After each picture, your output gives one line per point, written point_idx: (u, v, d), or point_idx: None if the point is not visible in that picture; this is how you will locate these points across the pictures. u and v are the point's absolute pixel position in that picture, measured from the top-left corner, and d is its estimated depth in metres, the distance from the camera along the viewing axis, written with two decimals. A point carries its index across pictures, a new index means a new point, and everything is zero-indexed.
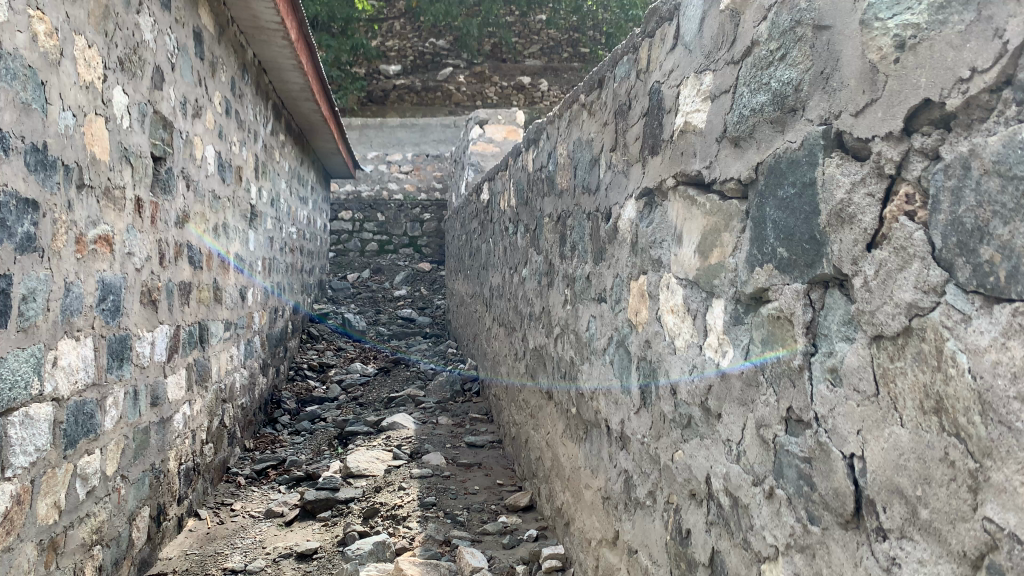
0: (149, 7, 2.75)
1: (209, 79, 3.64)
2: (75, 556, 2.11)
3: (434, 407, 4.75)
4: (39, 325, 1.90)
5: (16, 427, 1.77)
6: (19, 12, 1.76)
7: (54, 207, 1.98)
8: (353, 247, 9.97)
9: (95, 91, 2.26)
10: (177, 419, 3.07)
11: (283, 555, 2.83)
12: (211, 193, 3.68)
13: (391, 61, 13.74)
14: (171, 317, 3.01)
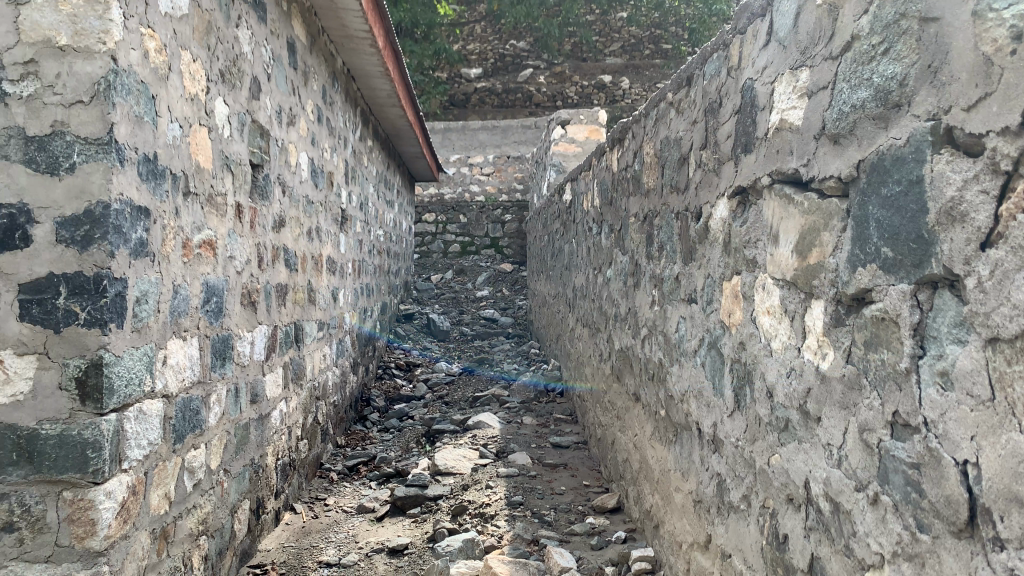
0: (247, 20, 2.86)
1: (303, 88, 3.77)
2: (183, 546, 2.22)
3: (519, 407, 4.78)
4: (151, 326, 2.01)
5: (131, 421, 1.88)
6: (132, 31, 1.87)
7: (163, 214, 2.09)
8: (436, 249, 10.18)
9: (199, 103, 2.37)
10: (275, 416, 3.19)
11: (375, 550, 2.90)
12: (305, 198, 3.81)
13: (472, 65, 13.93)
14: (269, 318, 3.13)
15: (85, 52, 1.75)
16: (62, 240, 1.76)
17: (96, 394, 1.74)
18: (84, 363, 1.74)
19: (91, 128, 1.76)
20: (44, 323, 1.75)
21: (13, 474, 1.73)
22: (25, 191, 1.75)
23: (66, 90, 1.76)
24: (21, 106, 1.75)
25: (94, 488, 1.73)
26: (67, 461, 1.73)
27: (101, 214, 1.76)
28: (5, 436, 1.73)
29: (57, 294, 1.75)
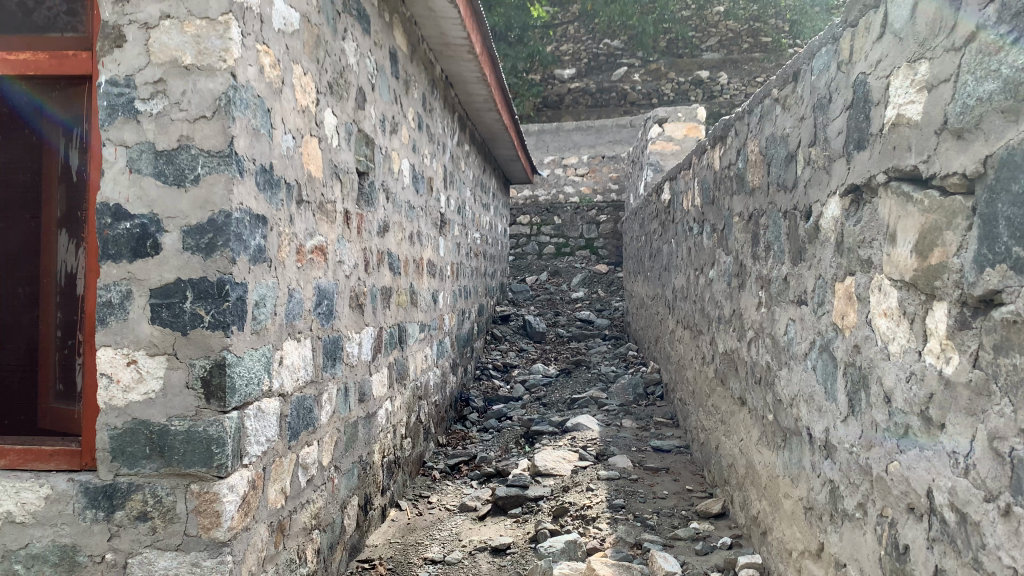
0: (353, 33, 2.97)
1: (404, 96, 3.87)
2: (298, 539, 2.32)
3: (618, 409, 4.75)
4: (269, 328, 2.11)
5: (251, 419, 1.98)
6: (249, 48, 1.97)
7: (279, 222, 2.19)
8: (531, 251, 10.29)
9: (310, 114, 2.48)
10: (381, 415, 3.29)
11: (478, 548, 2.95)
12: (407, 203, 3.91)
13: (566, 65, 13.95)
14: (375, 319, 3.23)
15: (207, 70, 1.86)
16: (189, 247, 1.87)
17: (219, 393, 1.84)
18: (209, 363, 1.85)
19: (214, 141, 1.86)
20: (173, 326, 1.86)
21: (146, 468, 1.85)
22: (155, 203, 1.87)
23: (190, 107, 1.87)
24: (151, 123, 1.87)
25: (218, 482, 1.83)
26: (194, 456, 1.83)
27: (223, 223, 1.86)
28: (139, 430, 1.85)
29: (184, 298, 1.86)
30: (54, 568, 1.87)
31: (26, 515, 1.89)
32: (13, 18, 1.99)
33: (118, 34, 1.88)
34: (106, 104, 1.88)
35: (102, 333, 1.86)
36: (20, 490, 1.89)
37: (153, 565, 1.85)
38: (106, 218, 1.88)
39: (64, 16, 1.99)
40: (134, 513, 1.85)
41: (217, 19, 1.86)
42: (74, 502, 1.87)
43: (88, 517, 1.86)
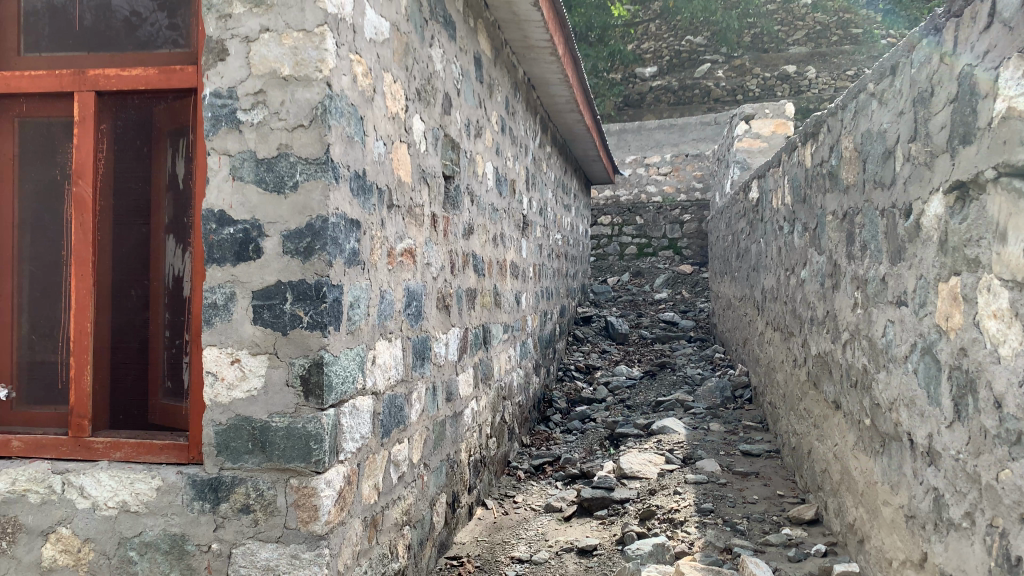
0: (439, 40, 3.02)
1: (488, 100, 3.92)
2: (390, 535, 2.37)
3: (705, 412, 4.68)
4: (362, 328, 2.18)
5: (347, 416, 2.05)
6: (343, 59, 2.04)
7: (371, 226, 2.26)
8: (612, 251, 10.27)
9: (400, 121, 2.54)
10: (467, 414, 3.34)
11: (565, 549, 2.96)
12: (491, 206, 3.96)
13: (647, 63, 13.82)
14: (461, 320, 3.28)
15: (304, 80, 1.93)
16: (288, 251, 1.95)
17: (317, 390, 1.92)
18: (307, 361, 1.92)
19: (311, 149, 1.94)
20: (274, 326, 1.94)
21: (249, 462, 1.94)
22: (256, 208, 1.96)
23: (289, 116, 1.94)
24: (252, 132, 1.96)
25: (316, 477, 1.90)
26: (294, 451, 1.91)
27: (321, 227, 1.93)
28: (242, 426, 1.94)
29: (285, 299, 1.94)
30: (165, 555, 1.97)
31: (140, 505, 1.98)
32: (120, 34, 2.13)
33: (221, 48, 1.97)
34: (211, 115, 1.97)
35: (208, 333, 1.96)
36: (134, 481, 1.99)
37: (256, 555, 1.93)
38: (211, 223, 1.97)
39: (165, 31, 2.11)
40: (238, 505, 1.93)
41: (313, 31, 1.93)
42: (183, 494, 1.96)
43: (196, 508, 1.96)
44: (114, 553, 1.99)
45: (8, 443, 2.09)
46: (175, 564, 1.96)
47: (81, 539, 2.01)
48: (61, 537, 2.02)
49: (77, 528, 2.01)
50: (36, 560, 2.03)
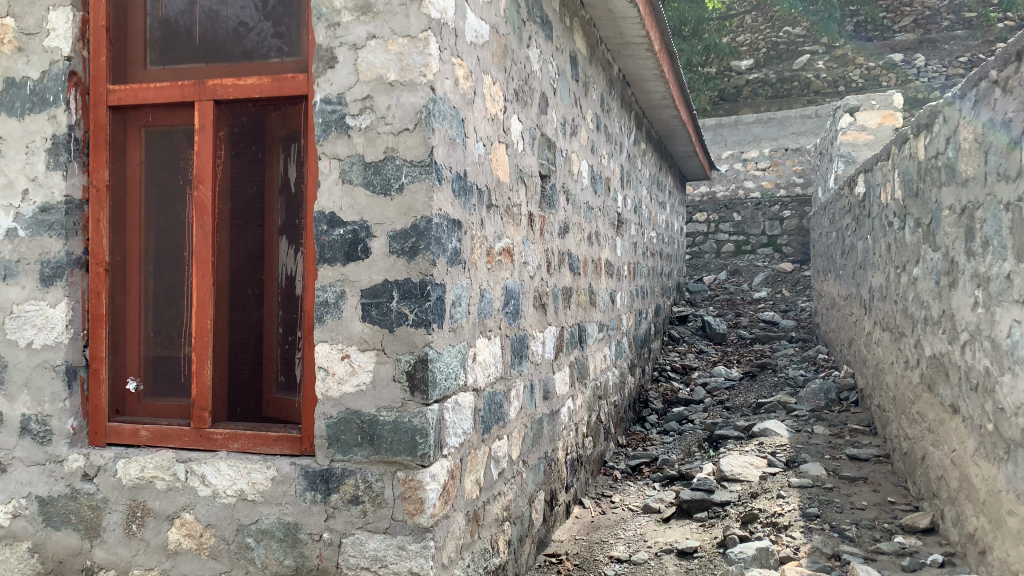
0: (537, 40, 3.04)
1: (584, 98, 3.92)
2: (491, 530, 2.41)
3: (808, 415, 4.54)
4: (464, 326, 2.23)
5: (450, 412, 2.10)
6: (446, 63, 2.09)
7: (472, 226, 2.30)
8: (708, 249, 10.10)
9: (499, 122, 2.57)
10: (564, 413, 3.35)
11: (664, 550, 2.94)
12: (586, 204, 3.96)
13: (743, 56, 13.50)
14: (557, 319, 3.30)
15: (409, 85, 1.99)
16: (394, 251, 2.01)
17: (422, 386, 1.97)
18: (413, 358, 1.98)
19: (416, 152, 1.99)
20: (381, 324, 2.01)
21: (358, 455, 2.01)
22: (364, 210, 2.02)
23: (395, 120, 2.00)
24: (360, 136, 2.02)
25: (422, 471, 1.96)
26: (401, 445, 1.97)
27: (425, 228, 1.98)
28: (352, 420, 2.01)
29: (391, 298, 2.00)
30: (279, 542, 2.06)
31: (257, 493, 2.08)
32: (229, 44, 2.23)
33: (331, 56, 2.04)
34: (322, 121, 2.05)
35: (320, 330, 2.04)
36: (251, 471, 2.09)
37: (365, 545, 1.99)
38: (322, 225, 2.05)
39: (270, 39, 2.20)
40: (347, 496, 2.01)
41: (418, 36, 1.98)
42: (296, 484, 2.05)
43: (308, 498, 2.04)
44: (233, 538, 2.10)
45: (137, 432, 2.23)
46: (288, 551, 2.05)
47: (203, 525, 2.12)
48: (185, 522, 2.14)
49: (199, 514, 2.13)
50: (162, 543, 2.16)
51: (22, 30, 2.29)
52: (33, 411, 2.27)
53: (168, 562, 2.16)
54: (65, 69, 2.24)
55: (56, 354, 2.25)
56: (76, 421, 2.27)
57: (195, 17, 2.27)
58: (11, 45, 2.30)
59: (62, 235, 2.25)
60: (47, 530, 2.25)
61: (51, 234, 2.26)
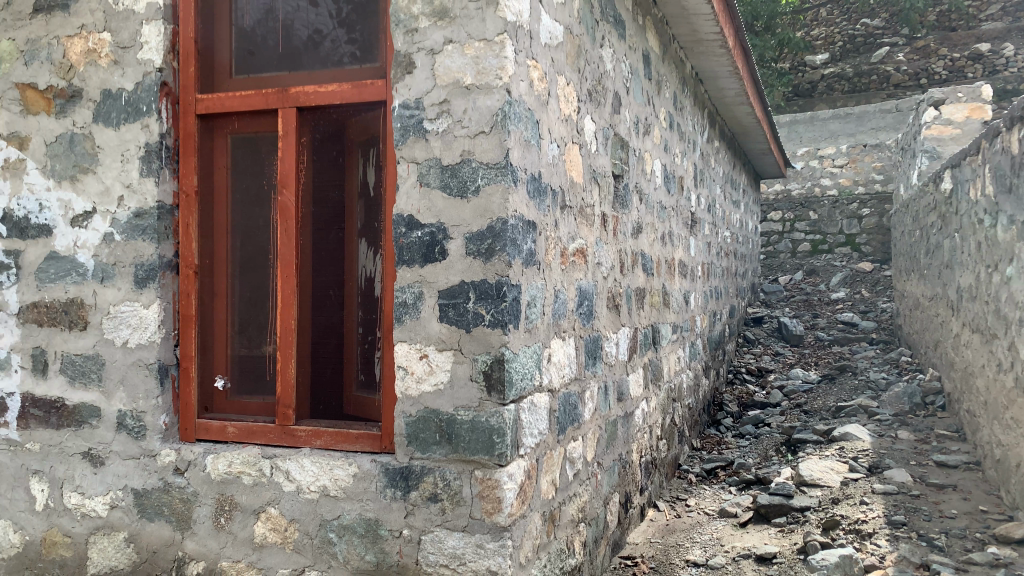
0: (610, 40, 3.03)
1: (657, 97, 3.88)
2: (567, 530, 2.42)
3: (892, 419, 4.38)
4: (538, 327, 2.24)
5: (526, 412, 2.12)
6: (521, 65, 2.10)
7: (546, 227, 2.31)
8: (783, 249, 9.88)
9: (573, 123, 2.58)
10: (638, 415, 3.33)
11: (742, 555, 2.89)
12: (659, 203, 3.92)
13: (818, 51, 13.15)
14: (631, 320, 3.28)
15: (486, 88, 2.01)
16: (471, 252, 2.03)
17: (499, 386, 1.99)
18: (490, 358, 2.00)
19: (492, 154, 2.01)
20: (458, 324, 2.03)
21: (436, 453, 2.04)
22: (442, 212, 2.05)
23: (471, 124, 2.02)
24: (438, 140, 2.05)
25: (499, 470, 1.98)
26: (479, 444, 2.00)
27: (501, 229, 2.00)
28: (430, 419, 2.04)
29: (468, 299, 2.03)
30: (361, 538, 2.10)
31: (339, 489, 2.13)
32: (304, 52, 2.31)
33: (409, 62, 2.08)
34: (400, 126, 2.08)
35: (398, 330, 2.08)
36: (333, 467, 2.14)
37: (444, 542, 2.02)
38: (401, 227, 2.09)
39: (344, 46, 2.27)
40: (426, 494, 2.04)
41: (494, 39, 2.00)
42: (377, 481, 2.09)
43: (388, 495, 2.08)
44: (316, 533, 2.15)
45: (225, 429, 2.32)
46: (369, 547, 2.09)
47: (287, 519, 2.19)
48: (270, 517, 2.21)
49: (284, 509, 2.19)
50: (249, 536, 2.23)
51: (117, 44, 2.38)
52: (128, 407, 2.37)
53: (255, 555, 2.23)
54: (157, 80, 2.34)
55: (149, 352, 2.35)
56: (168, 417, 2.37)
57: (272, 28, 2.36)
58: (108, 58, 2.40)
59: (154, 239, 2.34)
60: (142, 521, 2.35)
61: (144, 238, 2.35)
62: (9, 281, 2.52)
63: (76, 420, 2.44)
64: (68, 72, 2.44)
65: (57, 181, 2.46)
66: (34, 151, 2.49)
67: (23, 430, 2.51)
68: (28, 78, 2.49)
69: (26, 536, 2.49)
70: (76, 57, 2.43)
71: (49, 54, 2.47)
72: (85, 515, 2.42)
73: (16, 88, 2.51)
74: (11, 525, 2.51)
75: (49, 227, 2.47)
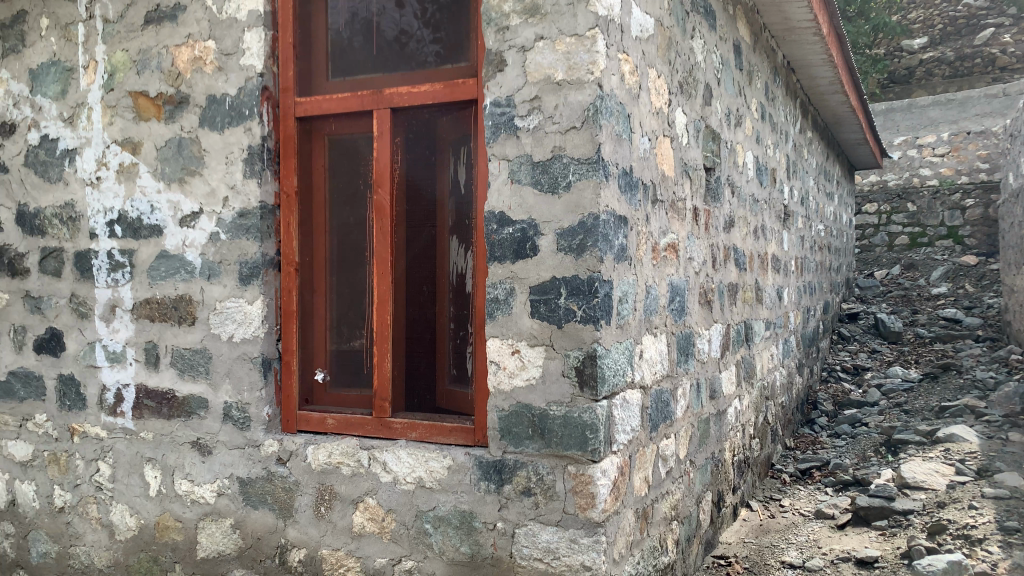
0: (700, 30, 2.98)
1: (748, 87, 3.79)
2: (660, 528, 2.40)
3: (1001, 420, 4.16)
4: (631, 323, 2.23)
5: (619, 408, 2.11)
6: (612, 59, 2.09)
7: (638, 221, 2.29)
8: (879, 242, 9.50)
9: (664, 116, 2.55)
10: (731, 413, 3.27)
11: (841, 558, 2.80)
12: (751, 196, 3.83)
13: (916, 35, 12.57)
14: (723, 316, 3.22)
15: (577, 84, 2.01)
16: (562, 248, 2.03)
17: (592, 382, 1.99)
18: (582, 354, 2.00)
19: (583, 149, 2.01)
20: (550, 320, 2.04)
21: (529, 448, 2.05)
22: (533, 209, 2.06)
23: (562, 119, 2.03)
24: (529, 137, 2.06)
25: (593, 465, 1.98)
26: (572, 439, 2.01)
27: (593, 224, 2.00)
28: (523, 413, 2.06)
29: (560, 294, 2.03)
30: (456, 529, 2.14)
31: (434, 481, 2.18)
32: (390, 52, 2.37)
33: (500, 59, 2.09)
34: (491, 123, 2.11)
35: (491, 325, 2.11)
36: (428, 460, 2.19)
37: (538, 536, 2.03)
38: (492, 224, 2.11)
39: (429, 45, 2.32)
40: (520, 488, 2.06)
41: (585, 35, 2.00)
42: (471, 473, 2.13)
43: (482, 488, 2.11)
44: (411, 524, 2.20)
45: (325, 420, 2.40)
46: (464, 538, 2.12)
47: (384, 510, 2.24)
48: (368, 507, 2.27)
49: (381, 499, 2.25)
50: (348, 525, 2.30)
51: (221, 51, 2.48)
52: (234, 399, 2.48)
53: (353, 543, 2.29)
54: (258, 85, 2.43)
55: (252, 346, 2.44)
56: (271, 408, 2.47)
57: (359, 29, 2.44)
58: (213, 65, 2.50)
59: (258, 238, 2.43)
60: (247, 508, 2.46)
61: (248, 237, 2.45)
62: (124, 278, 2.66)
63: (186, 411, 2.56)
64: (176, 80, 2.56)
65: (167, 184, 2.58)
66: (146, 155, 2.62)
67: (138, 419, 2.65)
68: (140, 86, 2.62)
69: (142, 520, 2.63)
70: (184, 64, 2.55)
71: (158, 62, 2.59)
72: (194, 501, 2.54)
73: (130, 96, 2.64)
74: (127, 509, 2.66)
75: (160, 227, 2.60)
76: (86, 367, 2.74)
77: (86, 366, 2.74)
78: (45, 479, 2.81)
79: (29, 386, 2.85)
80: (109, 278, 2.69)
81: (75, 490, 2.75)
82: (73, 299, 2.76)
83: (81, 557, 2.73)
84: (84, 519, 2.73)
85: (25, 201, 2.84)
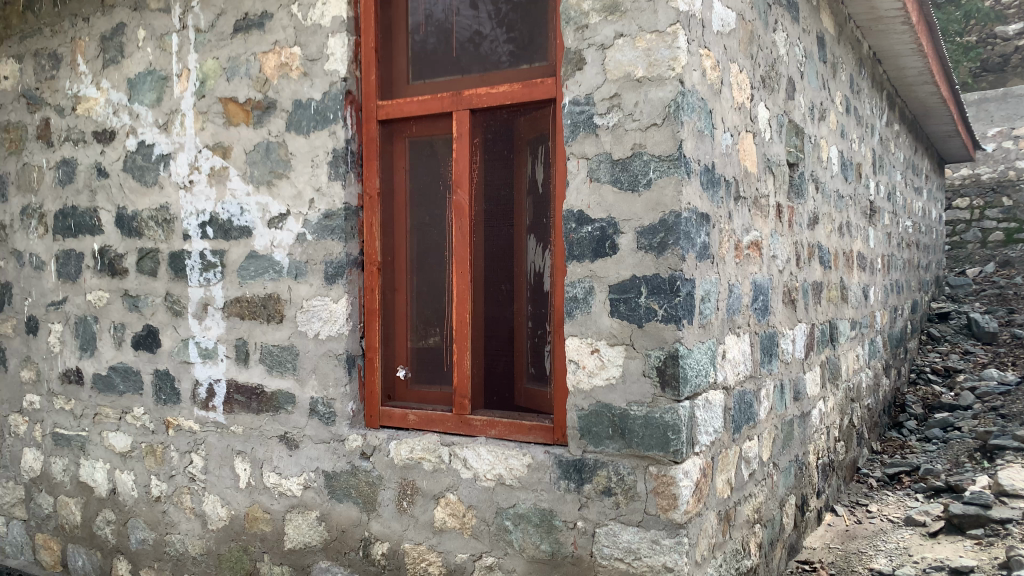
0: (783, 23, 2.91)
1: (832, 80, 3.68)
2: (742, 531, 2.36)
3: None
4: (713, 322, 2.19)
5: (701, 409, 2.08)
6: (694, 55, 2.06)
7: (720, 219, 2.26)
8: (971, 239, 9.09)
9: (746, 111, 2.50)
10: (815, 415, 3.19)
11: (934, 567, 2.70)
12: (836, 192, 3.72)
13: (1012, 20, 11.95)
14: (807, 315, 3.14)
15: (658, 80, 1.99)
16: (642, 246, 2.02)
17: (674, 382, 1.97)
18: (663, 353, 1.98)
19: (664, 146, 1.99)
20: (630, 319, 2.03)
21: (609, 447, 2.05)
22: (612, 207, 2.05)
23: (642, 117, 2.01)
24: (608, 134, 2.06)
25: (675, 466, 1.96)
26: (653, 440, 1.99)
27: (674, 222, 1.97)
28: (603, 413, 2.06)
29: (640, 293, 2.02)
30: (536, 527, 2.15)
31: (514, 479, 2.19)
32: (466, 53, 2.40)
33: (579, 58, 2.09)
34: (570, 122, 2.11)
35: (570, 324, 2.11)
36: (508, 457, 2.21)
37: (618, 536, 2.03)
38: (571, 223, 2.11)
39: (504, 45, 2.33)
40: (600, 487, 2.06)
41: (666, 31, 1.98)
42: (551, 472, 2.13)
43: (562, 486, 2.11)
44: (492, 520, 2.22)
45: (406, 416, 2.45)
46: (544, 536, 2.13)
47: (465, 505, 2.27)
48: (449, 502, 2.30)
49: (462, 495, 2.28)
50: (429, 520, 2.34)
51: (306, 57, 2.56)
52: (319, 395, 2.55)
53: (435, 538, 2.33)
54: (342, 89, 2.49)
55: (337, 344, 2.51)
56: (354, 404, 2.53)
57: (433, 31, 2.48)
58: (299, 70, 2.57)
59: (343, 238, 2.50)
60: (332, 502, 2.52)
61: (333, 237, 2.51)
62: (215, 278, 2.77)
63: (274, 406, 2.65)
64: (264, 86, 2.64)
65: (255, 187, 2.67)
66: (236, 159, 2.72)
67: (228, 413, 2.75)
68: (230, 92, 2.72)
69: (232, 510, 2.73)
70: (271, 71, 2.63)
71: (247, 69, 2.68)
72: (282, 494, 2.63)
73: (220, 102, 2.75)
74: (219, 500, 2.76)
75: (249, 228, 2.69)
76: (180, 363, 2.86)
77: (180, 362, 2.86)
78: (142, 469, 2.95)
79: (128, 379, 2.99)
80: (201, 278, 2.80)
81: (170, 481, 2.88)
82: (167, 298, 2.88)
83: (176, 545, 2.86)
84: (178, 509, 2.86)
85: (124, 204, 2.98)
